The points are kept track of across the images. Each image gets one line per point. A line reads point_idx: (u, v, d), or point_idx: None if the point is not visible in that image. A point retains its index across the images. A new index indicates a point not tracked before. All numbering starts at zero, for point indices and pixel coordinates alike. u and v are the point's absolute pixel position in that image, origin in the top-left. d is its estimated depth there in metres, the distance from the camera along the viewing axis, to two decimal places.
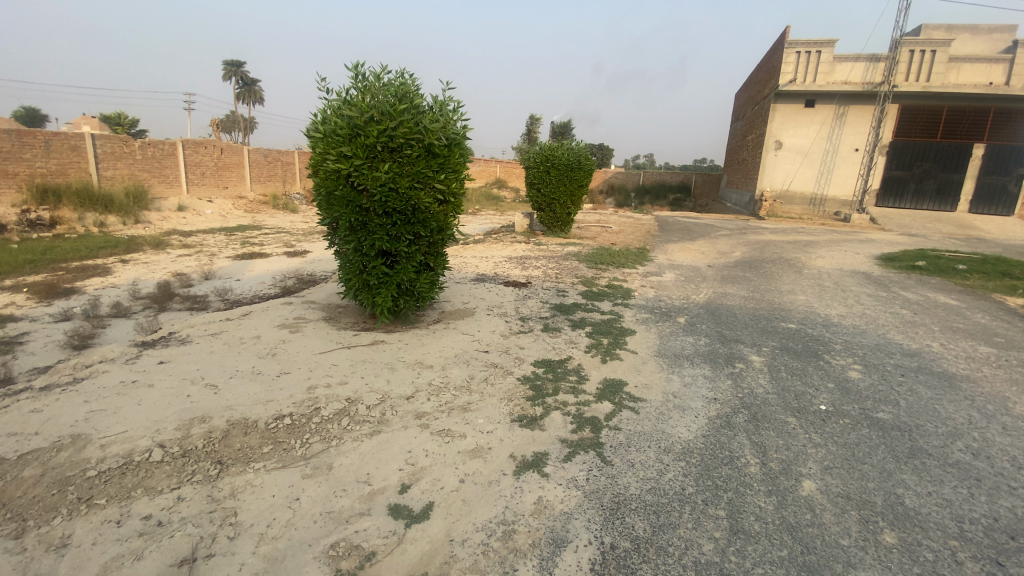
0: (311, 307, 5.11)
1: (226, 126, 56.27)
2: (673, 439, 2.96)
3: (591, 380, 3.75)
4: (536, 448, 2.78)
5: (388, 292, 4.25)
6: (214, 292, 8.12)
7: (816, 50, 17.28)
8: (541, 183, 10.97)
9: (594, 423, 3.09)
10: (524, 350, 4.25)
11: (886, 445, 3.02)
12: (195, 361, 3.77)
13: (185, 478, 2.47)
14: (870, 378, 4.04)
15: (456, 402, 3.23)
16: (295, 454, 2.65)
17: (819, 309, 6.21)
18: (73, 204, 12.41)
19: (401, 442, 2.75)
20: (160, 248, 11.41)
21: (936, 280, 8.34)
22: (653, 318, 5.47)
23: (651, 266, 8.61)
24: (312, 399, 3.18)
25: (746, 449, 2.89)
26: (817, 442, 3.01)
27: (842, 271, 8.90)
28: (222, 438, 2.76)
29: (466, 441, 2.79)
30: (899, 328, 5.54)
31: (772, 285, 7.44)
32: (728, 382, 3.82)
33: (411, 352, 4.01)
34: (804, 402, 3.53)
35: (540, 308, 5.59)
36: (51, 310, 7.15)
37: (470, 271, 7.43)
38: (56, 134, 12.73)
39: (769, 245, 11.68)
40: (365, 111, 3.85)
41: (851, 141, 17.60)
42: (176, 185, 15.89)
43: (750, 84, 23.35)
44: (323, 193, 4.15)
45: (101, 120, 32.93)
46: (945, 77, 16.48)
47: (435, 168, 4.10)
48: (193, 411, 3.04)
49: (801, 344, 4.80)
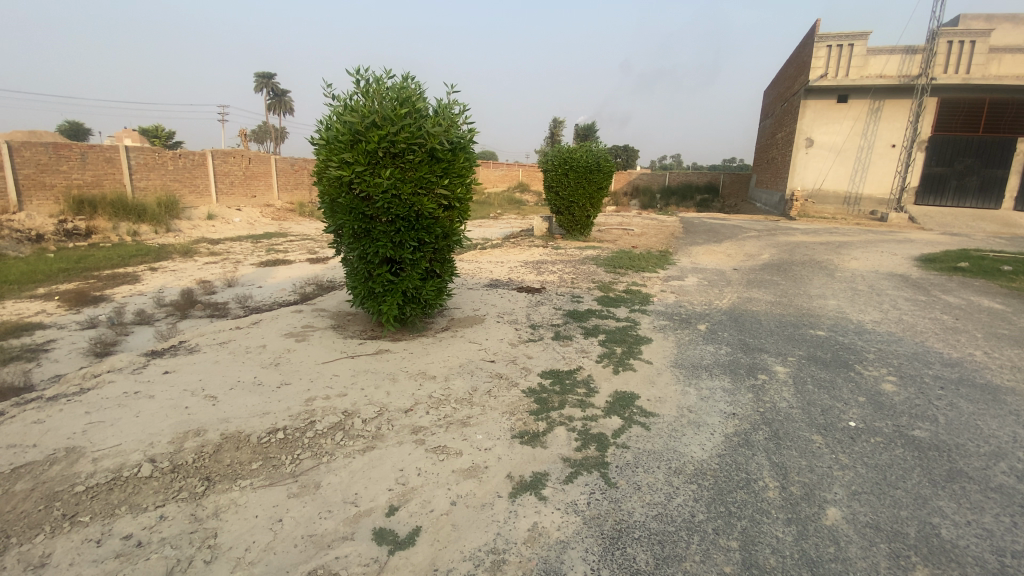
0: (320, 315, 5.06)
1: (258, 136, 57.95)
2: (685, 460, 2.75)
3: (600, 392, 3.56)
4: (536, 468, 2.62)
5: (393, 300, 4.16)
6: (234, 300, 8.22)
7: (848, 44, 16.60)
8: (560, 186, 10.80)
9: (600, 440, 2.91)
10: (532, 360, 4.09)
11: (922, 468, 2.75)
12: (198, 371, 3.74)
13: (171, 495, 2.40)
14: (905, 392, 3.73)
15: (456, 416, 3.10)
16: (284, 471, 2.55)
17: (850, 315, 5.84)
18: (108, 214, 12.86)
19: (394, 459, 2.63)
20: (188, 256, 11.67)
21: (980, 282, 7.81)
22: (671, 325, 5.24)
23: (672, 269, 8.33)
24: (309, 412, 3.10)
25: (765, 470, 2.67)
26: (845, 464, 2.75)
27: (877, 274, 8.43)
28: (212, 453, 2.70)
29: (461, 460, 2.65)
30: (938, 335, 5.16)
31: (800, 289, 7.07)
32: (749, 396, 3.57)
33: (414, 362, 3.90)
34: (832, 418, 3.26)
35: (553, 315, 5.43)
36: (79, 318, 7.35)
37: (484, 276, 7.31)
38: (92, 147, 13.27)
39: (799, 246, 11.19)
40: (367, 116, 3.77)
41: (887, 137, 16.83)
42: (206, 194, 16.31)
43: (779, 81, 22.64)
44: (327, 201, 4.09)
45: (140, 134, 34.32)
46: (986, 69, 15.63)
47: (438, 173, 3.99)
48: (189, 424, 3.00)
49: (830, 353, 4.50)
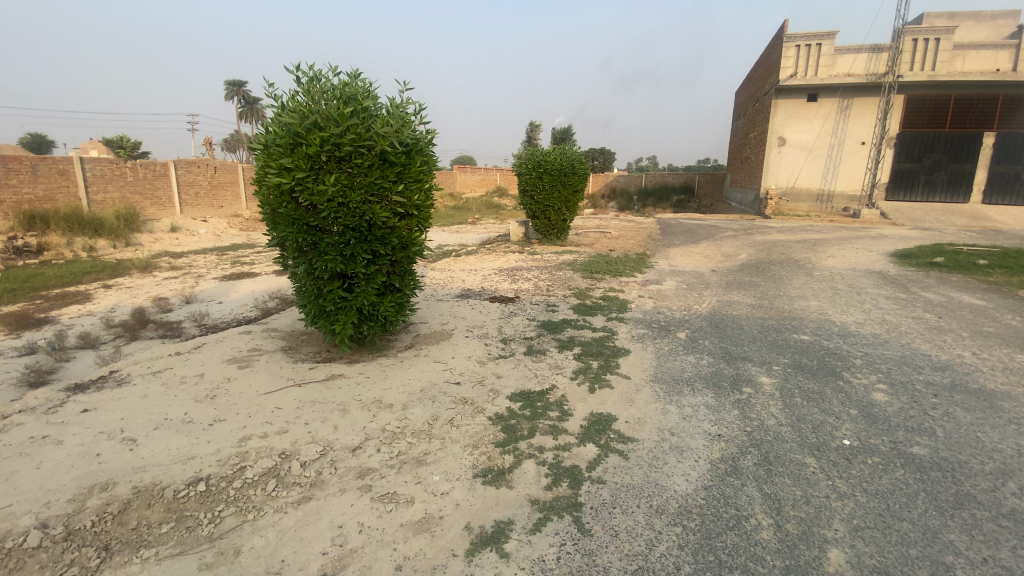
0: (271, 336, 4.64)
1: (230, 146, 56.78)
2: (668, 495, 2.44)
3: (575, 415, 3.23)
4: (497, 515, 2.28)
5: (347, 319, 3.78)
6: (190, 318, 7.69)
7: (815, 43, 16.78)
8: (534, 190, 10.51)
9: (574, 475, 2.58)
10: (501, 380, 3.74)
11: (927, 493, 2.49)
12: (123, 409, 3.31)
13: (58, 572, 1.99)
14: (898, 402, 3.49)
15: (411, 454, 2.74)
16: (199, 534, 2.16)
17: (833, 317, 5.65)
18: (61, 229, 12.13)
19: (332, 512, 2.27)
20: (147, 271, 11.05)
21: (958, 277, 7.75)
22: (650, 333, 4.96)
23: (650, 273, 8.09)
24: (240, 455, 2.71)
25: (756, 503, 2.38)
26: (844, 492, 2.48)
27: (855, 271, 8.34)
28: (117, 515, 2.29)
29: (412, 510, 2.29)
30: (923, 335, 4.98)
31: (781, 291, 6.88)
32: (734, 413, 3.28)
33: (370, 389, 3.52)
34: (824, 436, 2.99)
35: (526, 327, 5.09)
36: (17, 344, 6.74)
37: (455, 286, 6.95)
38: (43, 159, 12.59)
39: (776, 245, 11.10)
40: (307, 117, 3.39)
41: (857, 134, 16.99)
42: (169, 206, 15.61)
43: (750, 81, 22.83)
44: (269, 211, 3.71)
45: (104, 145, 33.15)
46: (952, 65, 15.97)
47: (391, 177, 3.62)
48: (99, 475, 2.58)
49: (816, 360, 4.26)
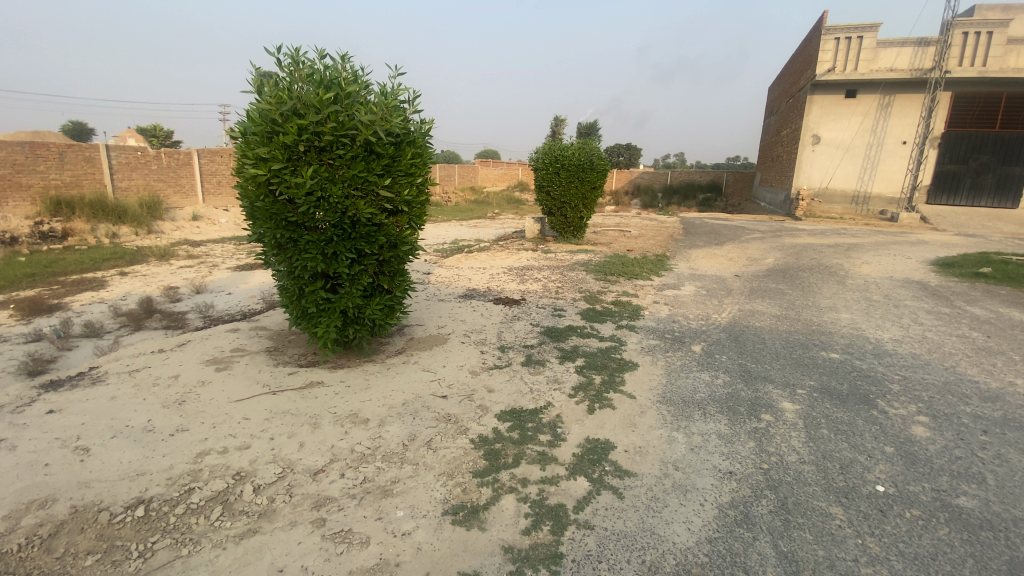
0: (257, 336, 4.41)
1: None
2: (665, 549, 2.10)
3: (568, 441, 2.89)
4: (462, 565, 1.97)
5: (329, 322, 3.50)
6: (195, 309, 7.57)
7: (856, 36, 15.86)
8: (552, 185, 10.12)
9: (558, 516, 2.26)
10: (492, 395, 3.42)
11: (976, 560, 2.08)
12: (87, 412, 3.11)
13: None
14: (941, 439, 3.05)
15: (378, 481, 2.45)
16: (125, 570, 1.92)
17: (868, 333, 5.14)
18: (86, 215, 12.28)
19: (275, 552, 1.99)
20: (164, 259, 11.07)
21: (1007, 290, 7.11)
22: (662, 345, 4.58)
23: (669, 276, 7.66)
24: (192, 474, 2.47)
25: (768, 565, 2.02)
26: (877, 555, 2.09)
27: (892, 280, 7.75)
28: (45, 539, 2.05)
29: (365, 554, 2.00)
30: (969, 358, 4.46)
31: (810, 301, 6.38)
32: (749, 445, 2.90)
33: (347, 400, 3.25)
34: (852, 480, 2.60)
35: (528, 333, 4.76)
36: (23, 331, 6.70)
37: (461, 286, 6.64)
38: (70, 146, 12.78)
39: (806, 249, 10.49)
40: (284, 103, 3.12)
41: (898, 133, 16.06)
42: (192, 194, 15.67)
43: (784, 76, 21.92)
44: (248, 205, 3.46)
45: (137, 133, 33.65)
46: (1004, 61, 14.95)
47: (378, 170, 3.34)
48: (40, 490, 2.36)
49: (846, 383, 3.81)
